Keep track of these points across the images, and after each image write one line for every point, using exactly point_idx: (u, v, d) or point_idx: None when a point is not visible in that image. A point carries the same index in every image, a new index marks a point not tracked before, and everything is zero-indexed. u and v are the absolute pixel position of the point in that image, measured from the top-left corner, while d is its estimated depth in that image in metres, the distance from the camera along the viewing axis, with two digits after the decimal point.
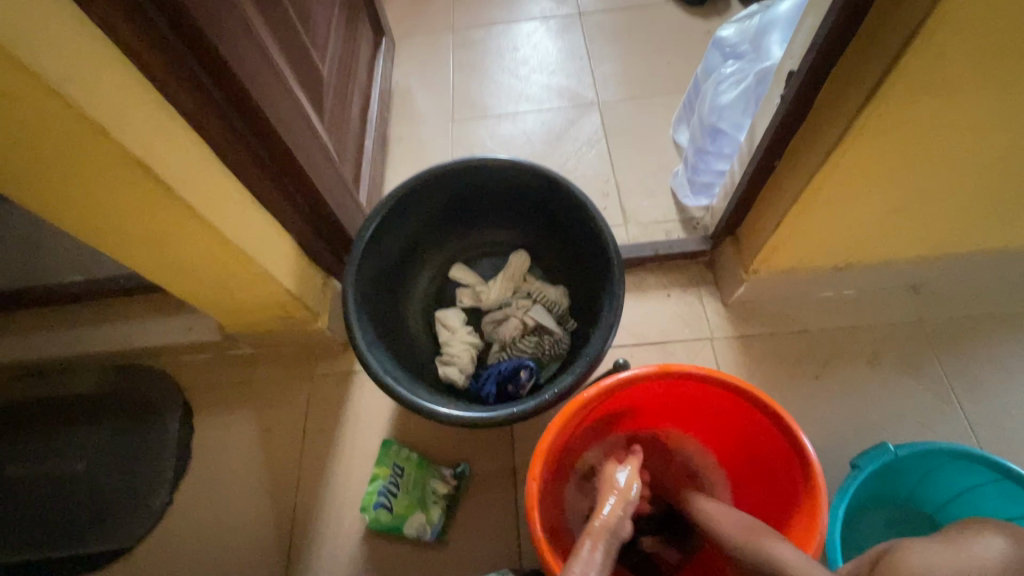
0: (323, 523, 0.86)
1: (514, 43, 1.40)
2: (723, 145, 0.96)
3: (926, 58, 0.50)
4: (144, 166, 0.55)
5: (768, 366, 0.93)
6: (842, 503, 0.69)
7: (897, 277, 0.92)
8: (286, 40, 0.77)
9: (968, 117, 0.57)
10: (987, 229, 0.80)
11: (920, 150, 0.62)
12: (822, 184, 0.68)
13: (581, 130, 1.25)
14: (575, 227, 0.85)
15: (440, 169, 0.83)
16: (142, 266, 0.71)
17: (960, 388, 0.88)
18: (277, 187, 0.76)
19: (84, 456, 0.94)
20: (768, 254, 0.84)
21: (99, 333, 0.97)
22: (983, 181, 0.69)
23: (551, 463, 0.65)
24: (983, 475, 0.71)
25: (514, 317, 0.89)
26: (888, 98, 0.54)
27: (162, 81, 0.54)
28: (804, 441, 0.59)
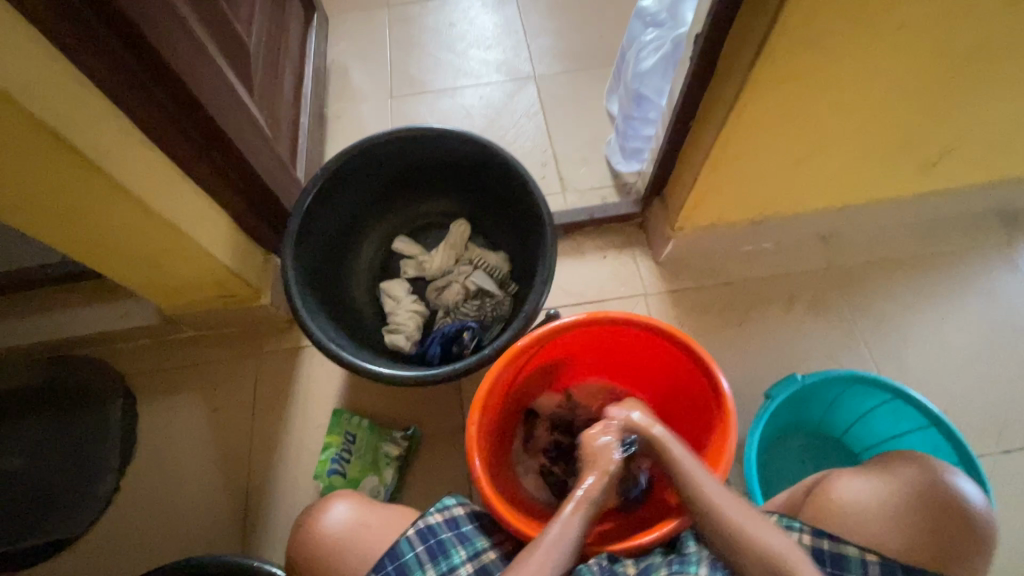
0: (279, 494, 0.88)
1: (450, 18, 1.41)
2: (648, 111, 1.01)
3: (803, 17, 0.55)
4: (57, 136, 0.55)
5: (697, 316, 1.00)
6: (756, 430, 0.77)
7: (808, 229, 1.00)
8: (206, 10, 0.76)
9: (847, 71, 0.64)
10: (879, 179, 0.89)
11: (811, 104, 0.68)
12: (729, 140, 0.74)
13: (519, 103, 1.28)
14: (511, 192, 0.88)
15: (374, 139, 0.84)
16: (68, 246, 0.70)
17: (865, 325, 0.98)
18: (205, 160, 0.75)
19: (20, 450, 0.91)
20: (690, 210, 0.90)
21: (27, 324, 0.94)
22: (869, 133, 0.76)
23: (491, 410, 0.70)
24: (879, 398, 0.80)
25: (456, 283, 0.92)
26: (775, 55, 0.60)
27: (72, 48, 0.54)
28: (716, 373, 0.65)
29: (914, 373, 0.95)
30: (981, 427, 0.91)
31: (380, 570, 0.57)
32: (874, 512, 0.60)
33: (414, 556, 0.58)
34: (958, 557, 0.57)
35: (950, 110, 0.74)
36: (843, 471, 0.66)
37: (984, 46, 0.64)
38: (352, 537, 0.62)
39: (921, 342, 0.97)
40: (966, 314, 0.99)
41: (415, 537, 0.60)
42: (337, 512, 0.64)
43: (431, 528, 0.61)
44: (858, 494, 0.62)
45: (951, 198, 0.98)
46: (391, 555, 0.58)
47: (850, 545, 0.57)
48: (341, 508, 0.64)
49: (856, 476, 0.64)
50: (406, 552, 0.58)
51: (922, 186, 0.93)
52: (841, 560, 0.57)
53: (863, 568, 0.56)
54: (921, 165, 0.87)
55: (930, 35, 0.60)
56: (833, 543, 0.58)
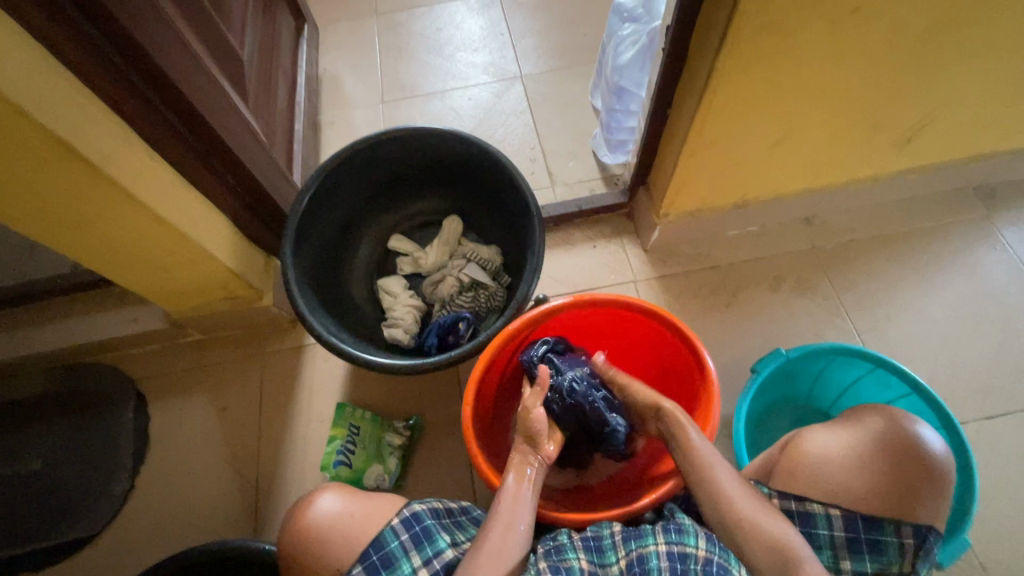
0: (287, 487, 0.91)
1: (437, 23, 1.45)
2: (630, 103, 1.05)
3: (761, 4, 0.59)
4: (67, 147, 0.58)
5: (686, 300, 1.03)
6: (744, 403, 0.80)
7: (790, 211, 1.03)
8: (201, 25, 0.80)
9: (808, 56, 0.67)
10: (855, 159, 0.92)
11: (778, 88, 0.72)
12: (703, 126, 0.77)
13: (506, 102, 1.31)
14: (500, 187, 0.92)
15: (367, 141, 0.88)
16: (77, 253, 0.73)
17: (849, 301, 1.01)
18: (206, 167, 0.79)
19: (38, 454, 0.95)
20: (673, 197, 0.94)
21: (40, 333, 0.98)
22: (838, 114, 0.79)
23: (484, 391, 0.73)
24: (864, 368, 0.83)
25: (450, 276, 0.96)
26: (739, 42, 0.63)
27: (79, 66, 0.58)
28: (699, 346, 0.68)
29: (899, 346, 0.97)
30: (966, 395, 0.93)
31: (366, 560, 0.60)
32: (840, 463, 0.64)
33: (399, 544, 0.61)
34: (919, 499, 0.60)
35: (916, 88, 0.77)
36: (814, 428, 0.69)
37: (940, 25, 0.67)
38: (339, 525, 0.63)
39: (905, 315, 1.00)
40: (949, 287, 1.01)
41: (400, 526, 0.62)
42: (326, 502, 0.65)
43: (415, 516, 0.63)
44: (826, 448, 0.65)
45: (928, 175, 1.01)
46: (376, 545, 0.60)
47: (815, 502, 0.62)
48: (330, 498, 0.66)
49: (825, 432, 0.67)
50: (391, 541, 0.61)
51: (898, 164, 0.96)
52: (808, 516, 0.62)
53: (828, 522, 0.61)
54: (895, 143, 0.90)
55: (886, 16, 0.64)
56: (800, 502, 0.62)
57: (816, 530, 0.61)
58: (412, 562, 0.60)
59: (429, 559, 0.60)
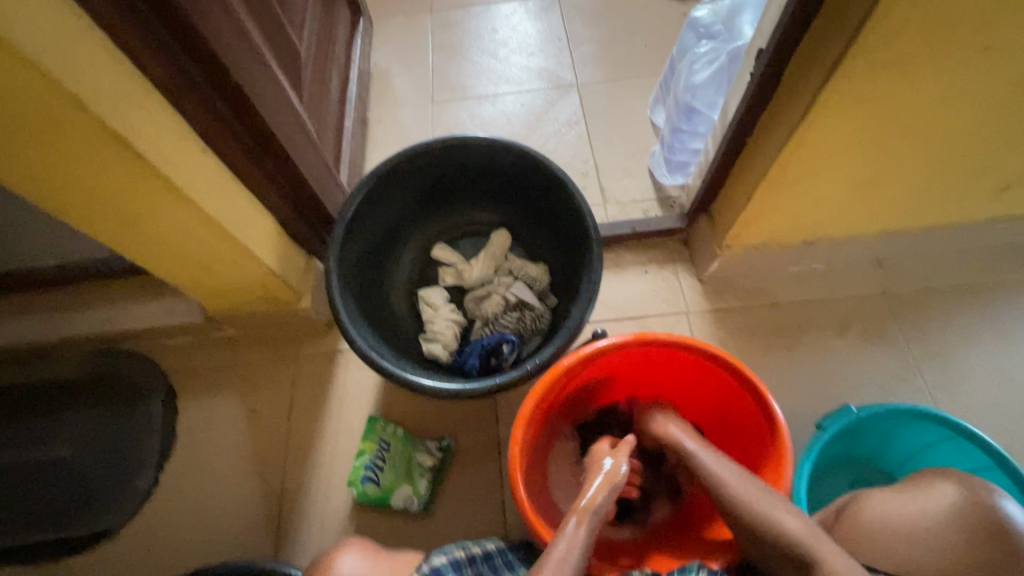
0: (311, 499, 0.88)
1: (493, 24, 1.40)
2: (698, 124, 0.98)
3: (884, 36, 0.52)
4: (125, 142, 0.56)
5: (741, 338, 0.96)
6: (807, 461, 0.74)
7: (862, 252, 0.96)
8: (263, 17, 0.77)
9: (919, 96, 0.61)
10: (945, 203, 0.84)
11: (880, 126, 0.65)
12: (788, 160, 0.71)
13: (560, 112, 1.26)
14: (556, 204, 0.87)
15: (421, 148, 0.84)
16: (122, 245, 0.71)
17: (920, 354, 0.93)
18: (257, 166, 0.76)
19: (67, 440, 0.94)
20: (739, 229, 0.87)
21: (76, 317, 0.96)
22: (938, 158, 0.72)
23: (533, 429, 0.69)
24: (941, 434, 0.76)
25: (496, 294, 0.91)
26: (847, 74, 0.57)
27: (139, 57, 0.55)
28: (770, 401, 0.63)
29: (973, 408, 0.90)
30: None
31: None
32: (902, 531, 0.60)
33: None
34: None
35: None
36: (874, 495, 0.66)
37: None
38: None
39: (982, 376, 0.92)
40: None
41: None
42: (348, 562, 0.63)
43: (437, 569, 0.62)
44: (887, 514, 0.62)
45: (1019, 226, 0.93)
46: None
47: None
48: (352, 559, 0.63)
49: (886, 500, 0.64)
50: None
51: (990, 212, 0.88)
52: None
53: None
54: (991, 191, 0.82)
55: (1018, 57, 0.57)
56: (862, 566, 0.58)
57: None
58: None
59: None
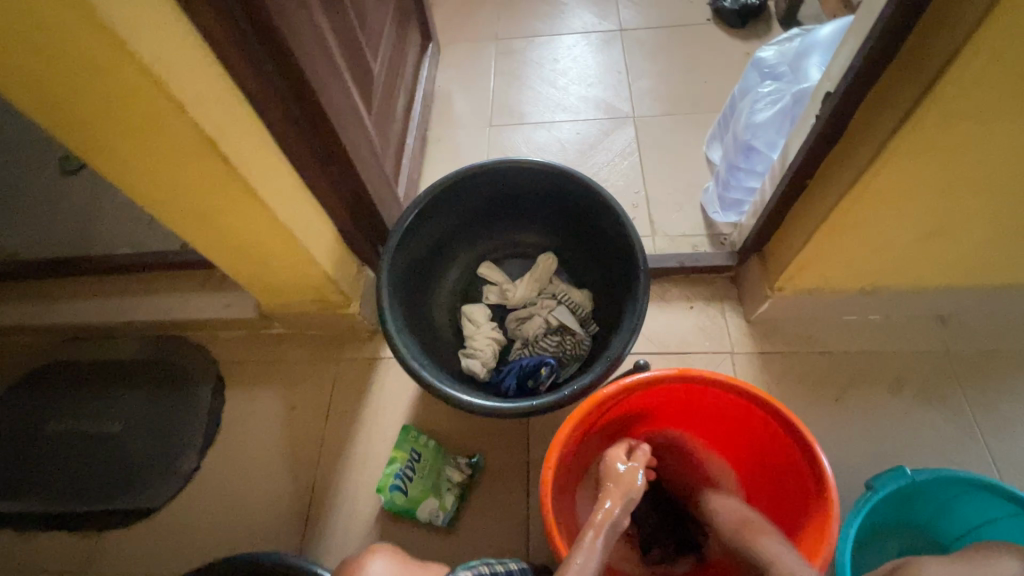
0: (340, 501, 0.89)
1: (555, 55, 1.44)
2: (756, 163, 0.96)
3: (964, 87, 0.51)
4: (218, 147, 0.60)
5: (788, 384, 0.93)
6: (854, 522, 0.70)
7: (925, 306, 0.92)
8: (345, 38, 0.83)
9: (997, 150, 0.59)
10: (1021, 262, 0.80)
11: (953, 178, 0.63)
12: (851, 206, 0.70)
13: (615, 142, 1.28)
14: (605, 233, 0.87)
15: (478, 168, 0.87)
16: (199, 241, 0.76)
17: (983, 420, 0.88)
18: (325, 175, 0.80)
19: (122, 417, 0.99)
20: (793, 272, 0.85)
21: (143, 303, 1.03)
22: (1016, 214, 0.69)
23: (565, 457, 0.68)
24: (1007, 511, 0.70)
25: (538, 316, 0.92)
26: (921, 123, 0.56)
27: (237, 69, 0.60)
28: (819, 454, 0.60)
29: None
30: None
31: None
32: None
33: None
34: None
35: None
36: (931, 559, 0.59)
37: None
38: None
39: None
40: None
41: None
42: (375, 569, 0.60)
43: None
44: None
45: None
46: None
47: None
48: (379, 564, 0.61)
49: (950, 568, 0.57)
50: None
51: None
52: None
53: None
54: None
55: None
56: None
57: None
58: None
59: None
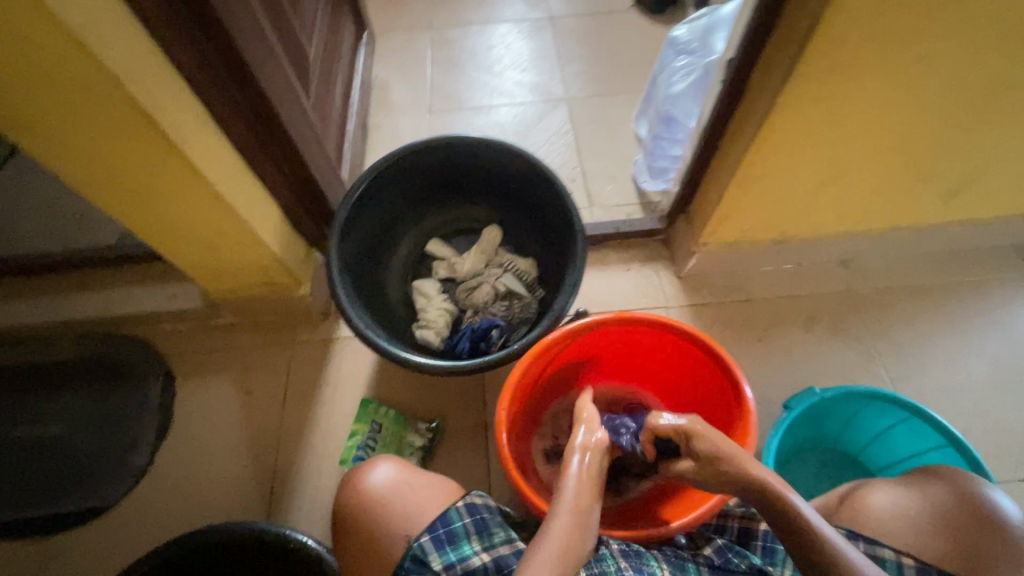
0: (304, 477, 0.91)
1: (488, 42, 1.49)
2: (676, 132, 1.06)
3: (830, 45, 0.60)
4: (156, 122, 0.61)
5: (717, 331, 1.02)
6: (773, 438, 0.79)
7: (829, 253, 1.04)
8: (277, 21, 0.84)
9: (867, 101, 0.69)
10: (900, 205, 0.92)
11: (835, 129, 0.73)
12: (754, 160, 0.79)
13: (550, 122, 1.34)
14: (544, 201, 0.93)
15: (420, 145, 0.90)
16: (140, 224, 0.76)
17: (882, 347, 1.00)
18: (267, 155, 0.82)
19: (66, 419, 0.96)
20: (714, 227, 0.94)
21: (81, 302, 1.00)
22: (891, 160, 0.80)
23: (517, 403, 0.74)
24: (899, 416, 0.82)
25: (486, 284, 0.96)
26: (801, 79, 0.65)
27: (170, 45, 0.61)
28: (739, 376, 0.68)
29: (932, 397, 0.96)
30: (1002, 453, 0.91)
31: (432, 531, 0.59)
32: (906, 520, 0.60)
33: (463, 525, 0.60)
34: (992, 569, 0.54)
35: (970, 142, 0.78)
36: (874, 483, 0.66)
37: (1002, 82, 0.68)
38: (394, 496, 0.64)
39: (940, 368, 0.98)
40: (986, 344, 1.00)
41: (465, 508, 0.61)
42: (380, 472, 0.66)
43: (478, 505, 0.62)
44: (890, 506, 0.62)
45: (971, 230, 1.01)
46: (443, 519, 0.60)
47: (887, 548, 0.56)
48: (384, 468, 0.66)
49: (886, 487, 0.64)
50: (456, 520, 0.60)
51: (941, 215, 0.96)
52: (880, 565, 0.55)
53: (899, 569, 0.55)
54: (941, 195, 0.90)
55: (948, 70, 0.65)
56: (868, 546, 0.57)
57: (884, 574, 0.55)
58: (474, 545, 0.58)
59: (490, 547, 0.58)
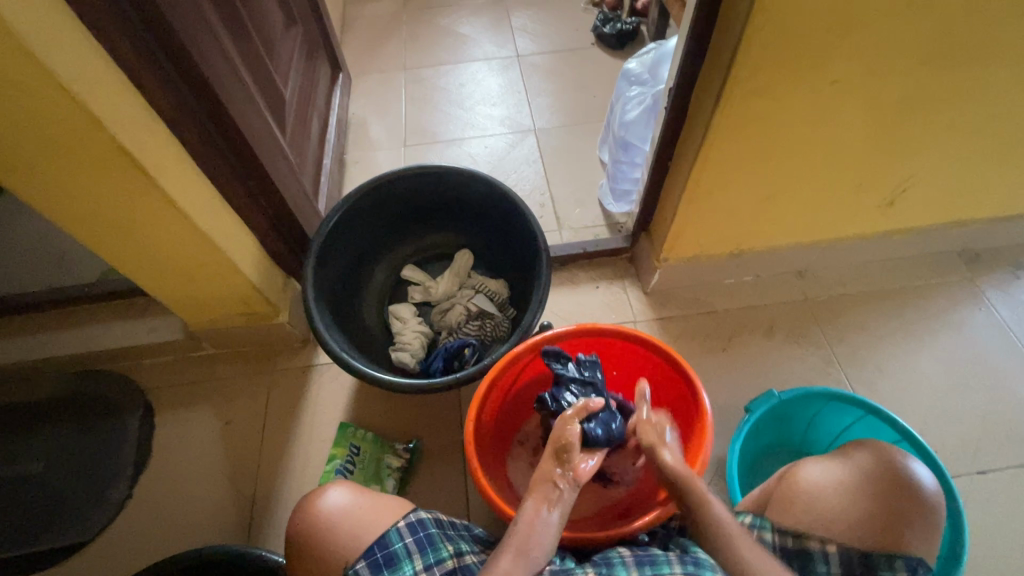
0: (283, 503, 0.92)
1: (460, 80, 1.58)
2: (634, 156, 1.13)
3: (751, 71, 0.67)
4: (135, 159, 0.65)
5: (684, 342, 1.06)
6: (737, 438, 0.82)
7: (784, 264, 1.10)
8: (253, 65, 0.90)
9: (794, 121, 0.75)
10: (842, 216, 0.98)
11: (770, 147, 0.79)
12: (701, 177, 0.85)
13: (520, 152, 1.41)
14: (511, 224, 0.98)
15: (390, 176, 0.95)
16: (118, 258, 0.79)
17: (840, 351, 1.05)
18: (243, 188, 0.86)
19: (43, 456, 0.97)
20: (672, 242, 1.00)
21: (60, 339, 1.02)
22: (825, 174, 0.87)
23: (485, 414, 0.77)
24: (855, 414, 0.86)
25: (459, 304, 1.00)
26: (732, 102, 0.71)
27: (149, 89, 0.66)
28: (695, 379, 0.72)
29: (890, 396, 1.00)
30: (959, 447, 0.95)
31: (370, 556, 0.59)
32: (836, 493, 0.64)
33: (403, 545, 0.60)
34: (905, 530, 0.60)
35: (896, 155, 0.85)
36: (807, 462, 0.69)
37: (913, 99, 0.75)
38: (342, 520, 0.63)
39: (895, 368, 1.03)
40: (937, 344, 1.05)
41: (405, 528, 0.61)
42: (331, 496, 0.65)
43: (421, 522, 0.63)
44: (821, 482, 0.65)
45: (913, 237, 1.08)
46: (381, 542, 0.60)
47: (813, 539, 0.62)
48: (336, 492, 0.65)
49: (819, 464, 0.67)
50: (395, 541, 0.60)
51: (883, 224, 1.03)
52: (806, 554, 0.62)
53: (825, 558, 0.61)
54: (879, 205, 0.97)
55: (862, 89, 0.72)
56: (796, 539, 0.63)
57: (813, 564, 0.61)
58: (413, 565, 0.59)
59: (430, 566, 0.60)
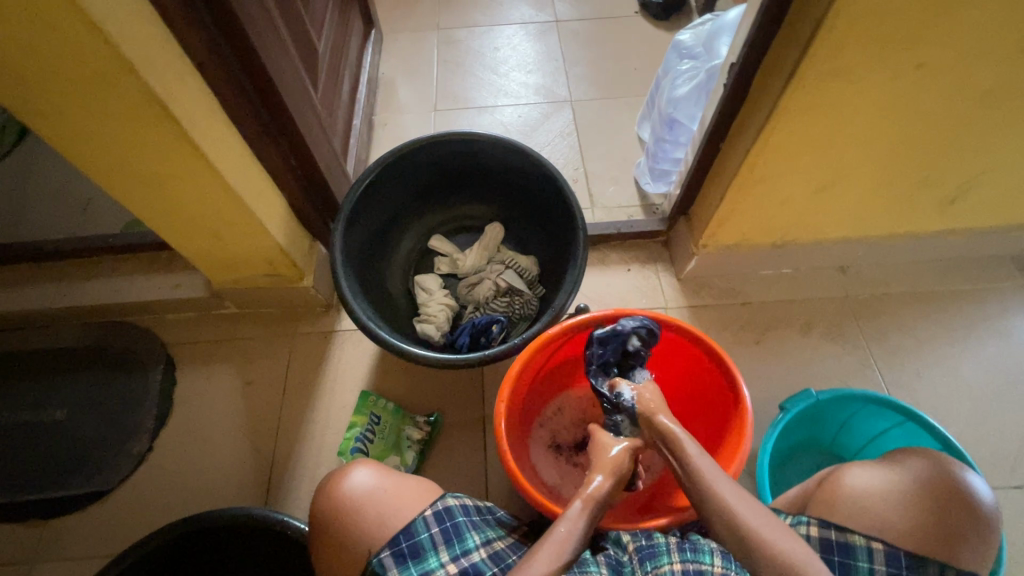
0: (302, 467, 0.92)
1: (495, 43, 1.51)
2: (679, 135, 1.07)
3: (832, 47, 0.61)
4: (168, 108, 0.62)
5: (715, 332, 1.03)
6: (770, 436, 0.80)
7: (827, 258, 1.05)
8: (288, 15, 0.85)
9: (868, 107, 0.70)
10: (897, 213, 0.93)
11: (836, 134, 0.74)
12: (756, 162, 0.79)
13: (555, 123, 1.36)
14: (548, 198, 0.94)
15: (424, 141, 0.91)
16: (145, 211, 0.77)
17: (878, 352, 1.01)
18: (274, 146, 0.83)
19: (66, 404, 0.97)
20: (714, 229, 0.95)
21: (83, 289, 1.01)
22: (890, 166, 0.81)
23: (514, 398, 0.75)
24: (893, 420, 0.82)
25: (488, 279, 0.97)
26: (803, 82, 0.66)
27: (184, 34, 0.62)
28: (736, 373, 0.69)
29: (927, 402, 0.97)
30: (995, 459, 0.92)
31: (394, 545, 0.57)
32: (885, 499, 0.61)
33: (429, 536, 0.58)
34: (959, 543, 0.57)
35: (970, 149, 0.79)
36: (851, 464, 0.67)
37: (1001, 90, 0.69)
38: (368, 500, 0.62)
39: (935, 373, 0.99)
40: (980, 351, 1.01)
41: (432, 517, 0.59)
42: (357, 476, 0.64)
43: (449, 510, 0.61)
44: (867, 486, 0.63)
45: (968, 239, 1.02)
46: (406, 532, 0.58)
47: (857, 534, 0.60)
48: (362, 472, 0.65)
49: (866, 467, 0.65)
50: (421, 531, 0.58)
51: (939, 223, 0.97)
52: (847, 546, 0.60)
53: (869, 555, 0.59)
54: (939, 203, 0.91)
55: (949, 76, 0.66)
56: (840, 532, 0.60)
57: (855, 561, 0.59)
58: (440, 557, 0.57)
59: (457, 557, 0.58)
